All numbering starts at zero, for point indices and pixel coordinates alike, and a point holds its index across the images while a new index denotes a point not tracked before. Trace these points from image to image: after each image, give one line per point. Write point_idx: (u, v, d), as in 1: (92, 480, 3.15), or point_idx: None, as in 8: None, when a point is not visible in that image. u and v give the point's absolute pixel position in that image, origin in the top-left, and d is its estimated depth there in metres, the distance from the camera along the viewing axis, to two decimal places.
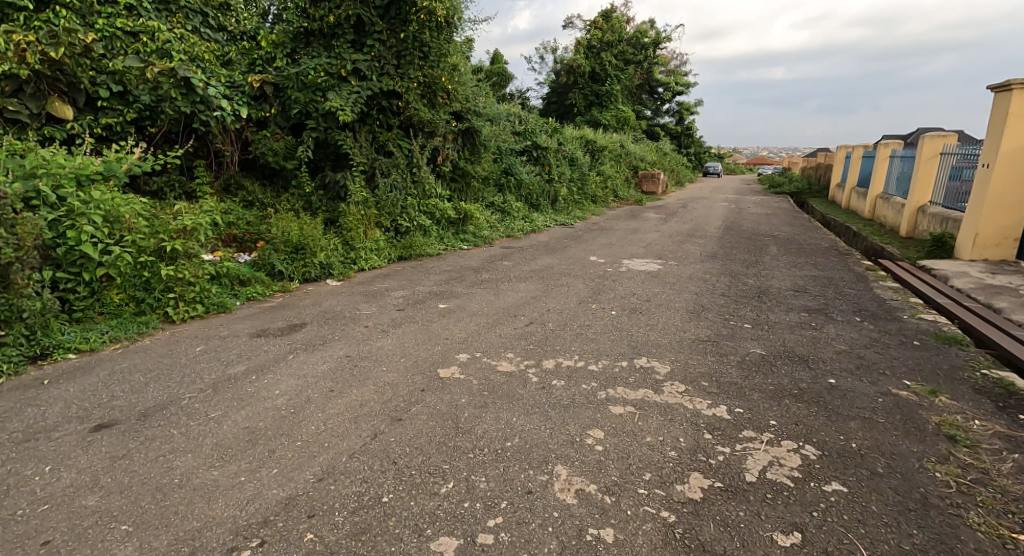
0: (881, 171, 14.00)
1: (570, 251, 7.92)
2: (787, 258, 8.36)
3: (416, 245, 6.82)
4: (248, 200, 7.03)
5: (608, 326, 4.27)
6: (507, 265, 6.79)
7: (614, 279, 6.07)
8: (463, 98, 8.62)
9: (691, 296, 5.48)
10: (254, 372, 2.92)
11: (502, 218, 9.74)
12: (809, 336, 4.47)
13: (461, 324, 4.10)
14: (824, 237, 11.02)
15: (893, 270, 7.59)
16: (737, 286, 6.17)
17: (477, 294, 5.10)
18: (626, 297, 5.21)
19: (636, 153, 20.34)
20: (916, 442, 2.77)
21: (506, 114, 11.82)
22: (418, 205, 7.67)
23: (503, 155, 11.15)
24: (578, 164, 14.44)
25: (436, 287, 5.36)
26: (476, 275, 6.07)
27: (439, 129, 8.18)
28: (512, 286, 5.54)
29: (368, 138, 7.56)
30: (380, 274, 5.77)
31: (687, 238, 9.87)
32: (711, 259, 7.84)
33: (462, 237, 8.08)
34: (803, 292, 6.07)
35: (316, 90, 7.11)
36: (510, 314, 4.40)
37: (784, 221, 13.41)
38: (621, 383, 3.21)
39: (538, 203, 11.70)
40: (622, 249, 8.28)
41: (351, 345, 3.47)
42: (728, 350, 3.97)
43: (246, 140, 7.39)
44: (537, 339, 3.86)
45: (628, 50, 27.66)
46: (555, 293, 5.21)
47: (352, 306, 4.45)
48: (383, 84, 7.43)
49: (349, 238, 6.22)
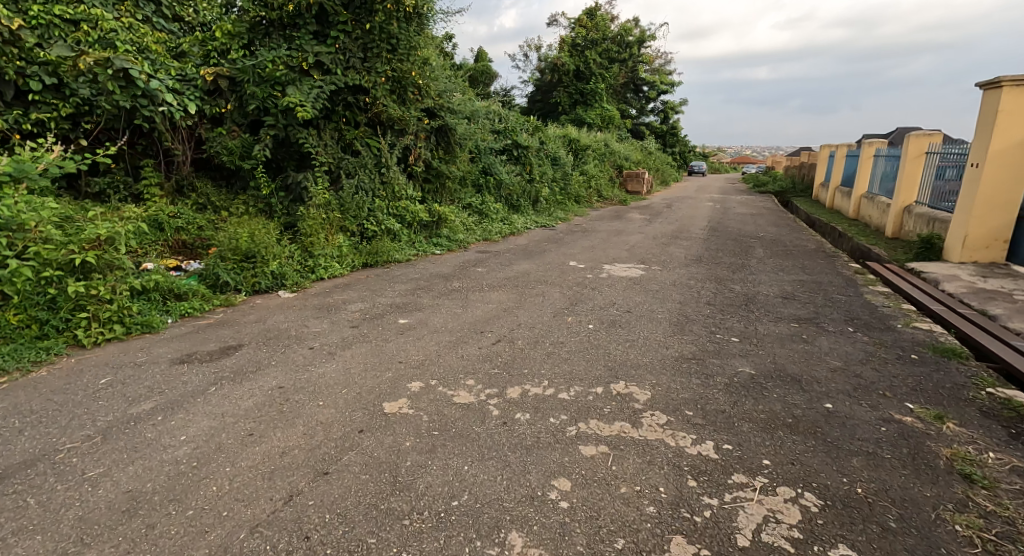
0: (865, 170, 13.83)
1: (549, 256, 7.52)
2: (774, 261, 8.05)
3: (382, 251, 6.38)
4: (200, 203, 6.55)
5: (583, 344, 3.88)
6: (480, 271, 6.37)
7: (593, 287, 5.70)
8: (436, 93, 8.23)
9: (674, 306, 5.11)
10: (162, 411, 2.49)
11: (479, 220, 9.32)
12: (801, 351, 4.12)
13: (419, 343, 3.68)
14: (811, 238, 10.77)
15: (882, 273, 7.30)
16: (723, 294, 5.83)
17: (443, 306, 4.68)
18: (605, 308, 4.83)
19: (621, 152, 20.05)
20: (929, 485, 2.40)
21: (484, 112, 11.41)
22: (387, 207, 7.22)
23: (480, 154, 10.75)
24: (561, 164, 14.07)
25: (398, 298, 4.92)
26: (444, 284, 5.63)
27: (409, 126, 7.78)
28: (481, 296, 5.14)
29: (333, 136, 7.14)
30: (340, 283, 5.32)
31: (672, 240, 9.54)
32: (695, 263, 7.50)
33: (435, 241, 7.64)
34: (792, 300, 5.73)
35: (274, 84, 6.67)
36: (476, 331, 3.99)
37: (770, 222, 13.16)
38: (595, 415, 2.82)
39: (518, 204, 11.30)
40: (603, 253, 7.90)
41: (288, 373, 3.04)
42: (714, 369, 3.60)
43: (200, 138, 6.90)
44: (504, 361, 3.46)
45: (612, 49, 27.39)
46: (528, 304, 4.81)
47: (300, 323, 4.00)
48: (349, 78, 7.00)
49: (308, 244, 5.77)
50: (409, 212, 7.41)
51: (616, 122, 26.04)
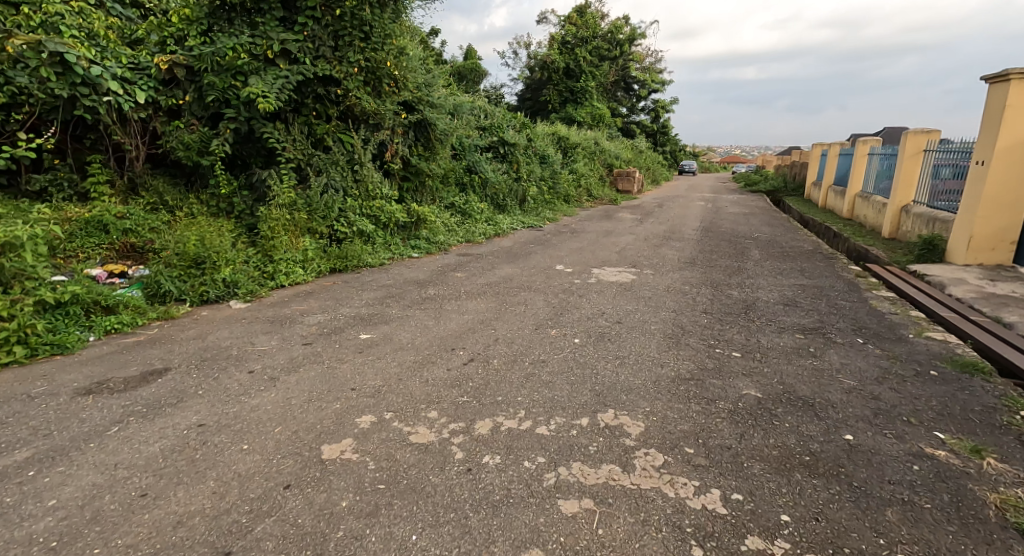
0: (860, 169, 13.50)
1: (534, 259, 7.05)
2: (772, 263, 7.65)
3: (352, 255, 5.89)
4: (155, 202, 6.04)
5: (567, 363, 3.43)
6: (458, 277, 5.89)
7: (580, 294, 5.25)
8: (414, 86, 7.74)
9: (669, 315, 4.68)
10: (39, 463, 2.03)
11: (462, 221, 8.84)
12: (810, 367, 3.69)
13: (379, 364, 3.20)
14: (807, 239, 10.40)
15: (885, 276, 6.91)
16: (721, 301, 5.40)
17: (412, 318, 4.20)
18: (593, 319, 4.39)
19: (611, 150, 19.66)
20: (982, 548, 1.96)
21: (468, 107, 10.95)
22: (360, 206, 6.73)
23: (464, 151, 10.27)
24: (550, 162, 13.63)
25: (363, 308, 4.44)
26: (417, 291, 5.15)
27: (386, 121, 7.29)
28: (457, 305, 4.67)
29: (302, 130, 6.65)
30: (300, 292, 4.83)
31: (664, 241, 9.13)
32: (689, 267, 7.07)
33: (413, 243, 7.15)
34: (794, 307, 5.32)
35: (236, 74, 6.17)
36: (447, 348, 3.52)
37: (765, 222, 12.80)
38: (578, 456, 2.37)
39: (504, 204, 10.84)
40: (592, 256, 7.45)
41: (214, 404, 2.56)
42: (716, 393, 3.17)
43: (155, 132, 6.39)
44: (476, 386, 2.99)
45: (603, 46, 27.01)
46: (508, 315, 4.34)
47: (244, 339, 3.51)
48: (318, 68, 6.52)
49: (268, 248, 5.28)
50: (385, 212, 6.92)
51: (607, 121, 25.69)
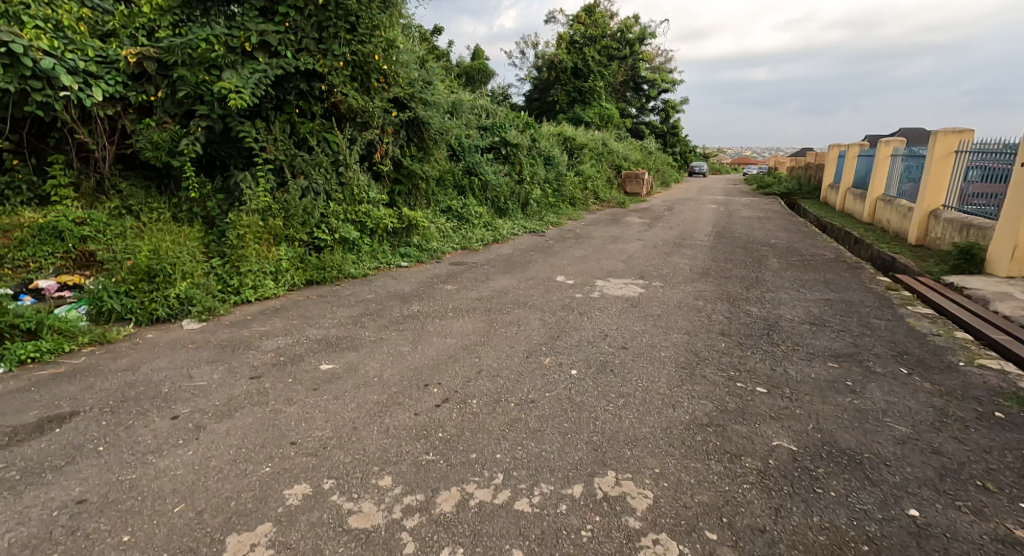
0: (882, 171, 12.85)
1: (533, 269, 6.51)
2: (792, 273, 7.05)
3: (331, 265, 5.39)
4: (120, 206, 5.57)
5: (561, 403, 2.89)
6: (447, 290, 5.36)
7: (581, 311, 4.70)
8: (406, 82, 7.24)
9: (681, 338, 4.12)
10: None
11: (459, 226, 8.31)
12: (849, 407, 3.12)
13: (334, 406, 2.67)
14: (827, 245, 9.78)
15: (919, 288, 6.28)
16: (739, 319, 4.82)
17: (387, 343, 3.68)
18: (595, 344, 3.84)
19: (620, 151, 19.06)
20: None
21: (467, 106, 10.44)
22: (343, 211, 6.21)
23: (464, 152, 9.75)
24: (555, 163, 13.07)
25: (332, 330, 3.92)
26: (400, 308, 4.63)
27: (375, 118, 6.79)
28: (441, 325, 4.14)
29: (283, 129, 6.16)
30: (266, 309, 4.31)
31: (675, 248, 8.55)
32: (703, 278, 6.49)
33: (402, 251, 6.63)
34: (822, 326, 4.73)
35: (210, 68, 5.69)
36: (420, 383, 2.99)
37: (781, 227, 12.17)
38: (566, 548, 1.84)
39: (506, 207, 10.31)
40: (597, 265, 6.90)
41: (110, 467, 2.03)
42: (741, 445, 2.61)
43: (125, 131, 5.93)
44: (446, 437, 2.46)
45: (612, 45, 26.40)
46: (497, 340, 3.81)
47: (181, 369, 3.00)
48: (300, 61, 6.03)
49: (234, 259, 4.77)
50: (372, 218, 6.40)
51: (615, 122, 25.08)
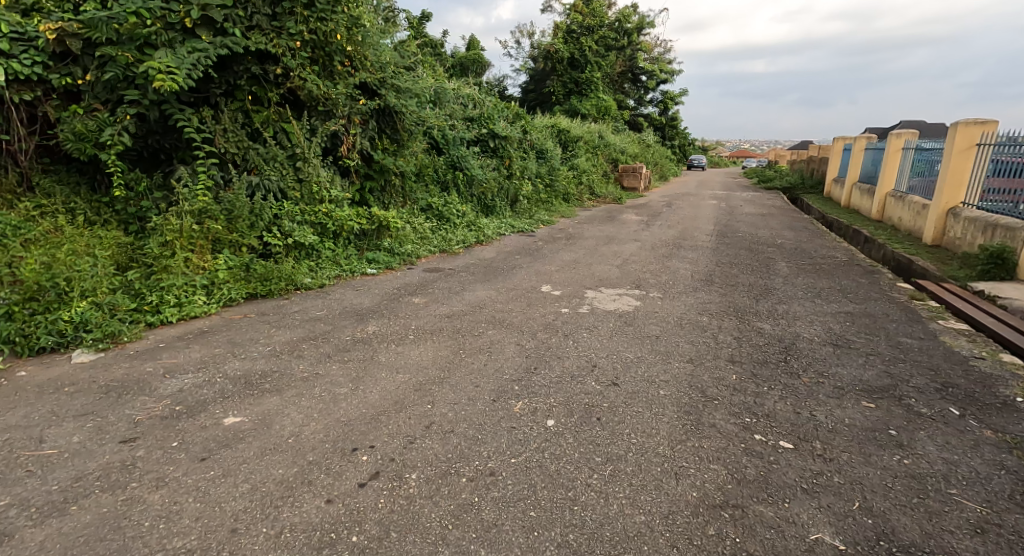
0: (892, 165, 12.15)
1: (516, 276, 5.80)
2: (804, 280, 6.36)
3: (279, 275, 4.68)
4: (39, 206, 4.86)
5: (529, 476, 2.19)
6: (414, 304, 4.64)
7: (566, 332, 4.01)
8: (376, 66, 6.49)
9: (683, 370, 3.43)
10: None
11: (438, 227, 7.58)
12: (902, 471, 2.41)
13: (218, 489, 1.97)
14: (837, 246, 9.10)
15: (947, 296, 5.58)
16: (750, 340, 4.14)
17: (323, 379, 2.98)
18: (579, 380, 3.15)
19: (617, 144, 18.29)
20: None
21: (450, 95, 9.69)
22: (300, 211, 5.48)
23: (448, 145, 9.04)
24: (547, 157, 12.34)
25: (259, 362, 3.21)
26: (352, 329, 3.92)
27: (339, 106, 6.05)
28: (396, 354, 3.44)
29: (231, 119, 5.46)
30: (187, 333, 3.61)
31: (674, 250, 7.86)
32: (705, 286, 5.81)
33: (369, 255, 5.91)
34: (848, 349, 4.04)
35: (142, 47, 4.97)
36: (347, 446, 2.29)
37: (786, 225, 11.49)
38: None
39: (493, 204, 9.60)
40: (588, 271, 6.20)
41: None
42: (768, 545, 1.91)
43: (50, 120, 5.20)
44: (361, 543, 1.77)
45: (610, 35, 25.56)
46: (460, 375, 3.11)
47: (35, 431, 2.31)
48: (251, 41, 5.31)
49: (158, 270, 4.07)
50: (334, 219, 5.67)
51: (613, 114, 24.32)
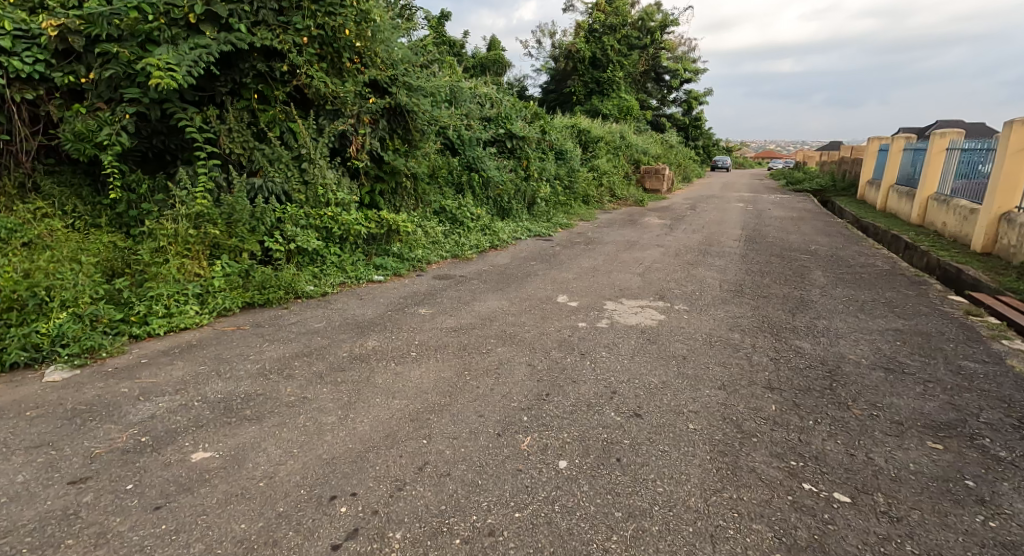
0: (934, 167, 11.50)
1: (531, 285, 5.48)
2: (844, 291, 5.89)
3: (279, 283, 4.41)
4: (36, 208, 4.67)
5: (535, 537, 1.85)
6: (421, 316, 4.34)
7: (583, 351, 3.66)
8: (387, 62, 6.20)
9: (714, 399, 3.05)
10: None
11: (451, 231, 7.30)
12: (990, 539, 2.01)
13: (165, 551, 1.67)
14: (875, 254, 8.55)
15: (1007, 311, 5.07)
16: (789, 362, 3.73)
17: (312, 404, 2.68)
18: (596, 411, 2.80)
19: (639, 145, 17.82)
20: None
21: (466, 94, 9.39)
22: (305, 215, 5.22)
23: (464, 145, 8.76)
24: (567, 159, 11.97)
25: (246, 381, 2.92)
26: (352, 345, 3.62)
27: (348, 106, 5.78)
28: (395, 374, 3.14)
29: (235, 118, 5.22)
30: (174, 346, 3.33)
31: (700, 257, 7.42)
32: (736, 298, 5.39)
33: (377, 262, 5.63)
34: (902, 375, 3.61)
35: (144, 43, 4.75)
36: (325, 494, 1.97)
37: (818, 230, 10.93)
38: None
39: (509, 207, 9.28)
40: (608, 280, 5.83)
41: None
42: None
43: (53, 120, 5.01)
44: None
45: (633, 34, 25.05)
46: (464, 402, 2.79)
47: None
48: (257, 37, 5.06)
49: (149, 278, 3.82)
50: (340, 224, 5.40)
51: (635, 114, 23.79)
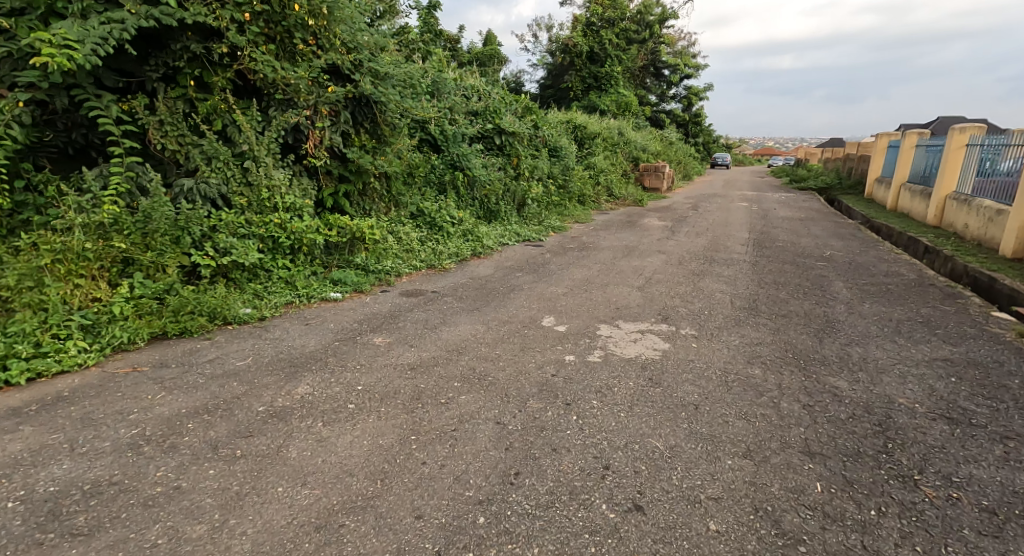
0: (953, 164, 10.72)
1: (513, 304, 4.72)
2: (873, 308, 5.13)
3: (200, 308, 3.62)
4: None
5: None
6: (374, 347, 3.58)
7: (568, 401, 2.89)
8: (350, 46, 5.40)
9: (740, 476, 2.29)
10: None
11: (428, 237, 6.54)
12: None
13: None
14: (896, 261, 7.80)
15: None
16: (828, 412, 2.96)
17: (182, 500, 1.92)
18: (581, 503, 2.04)
19: (638, 142, 17.03)
20: None
21: (449, 86, 8.61)
22: (246, 223, 4.44)
23: (447, 142, 8.01)
24: (561, 156, 11.20)
25: (107, 456, 2.15)
26: (276, 390, 2.86)
27: (302, 94, 4.99)
28: (318, 442, 2.36)
29: (164, 108, 4.44)
30: (32, 403, 2.55)
31: (706, 266, 6.66)
32: (751, 319, 4.62)
33: (335, 276, 4.86)
34: (972, 429, 2.85)
35: (46, 16, 3.92)
36: None
37: (830, 232, 10.19)
38: None
39: (496, 208, 8.51)
40: (602, 296, 5.07)
41: None
42: None
43: None
44: None
45: (632, 27, 24.23)
46: (399, 493, 2.04)
47: None
48: (188, 12, 4.27)
49: (23, 305, 3.03)
50: (289, 232, 4.61)
51: (634, 110, 22.99)
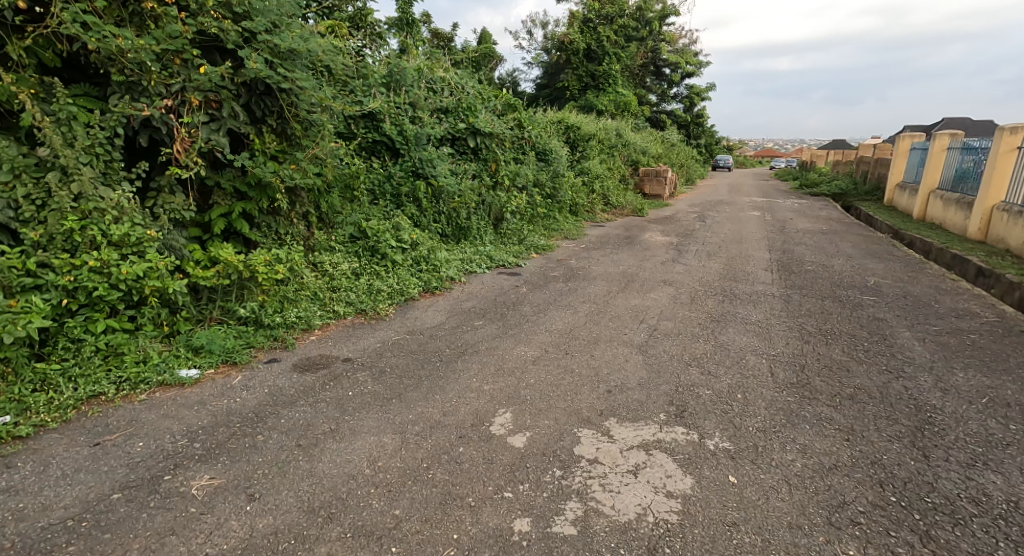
0: (1004, 170, 9.14)
1: (455, 385, 3.19)
2: (972, 382, 3.62)
3: None
4: None
5: None
6: (182, 504, 2.05)
7: None
8: (240, 10, 3.82)
9: None
10: None
11: (365, 268, 5.00)
12: None
13: None
14: (957, 294, 6.29)
15: None
16: None
17: None
18: None
19: (637, 144, 15.50)
20: None
21: (411, 77, 7.10)
22: (39, 268, 2.87)
23: (407, 145, 6.53)
24: (550, 161, 9.67)
25: None
26: None
27: (154, 75, 3.44)
28: None
29: None
30: None
31: (728, 305, 5.13)
32: (810, 410, 3.10)
33: (196, 342, 3.30)
34: None
35: None
36: None
37: (863, 251, 8.68)
38: None
39: (467, 225, 6.99)
40: (589, 366, 3.54)
41: None
42: None
43: None
44: None
45: (632, 24, 22.64)
46: None
47: None
48: None
49: None
50: (114, 279, 3.03)
51: (633, 110, 21.44)
